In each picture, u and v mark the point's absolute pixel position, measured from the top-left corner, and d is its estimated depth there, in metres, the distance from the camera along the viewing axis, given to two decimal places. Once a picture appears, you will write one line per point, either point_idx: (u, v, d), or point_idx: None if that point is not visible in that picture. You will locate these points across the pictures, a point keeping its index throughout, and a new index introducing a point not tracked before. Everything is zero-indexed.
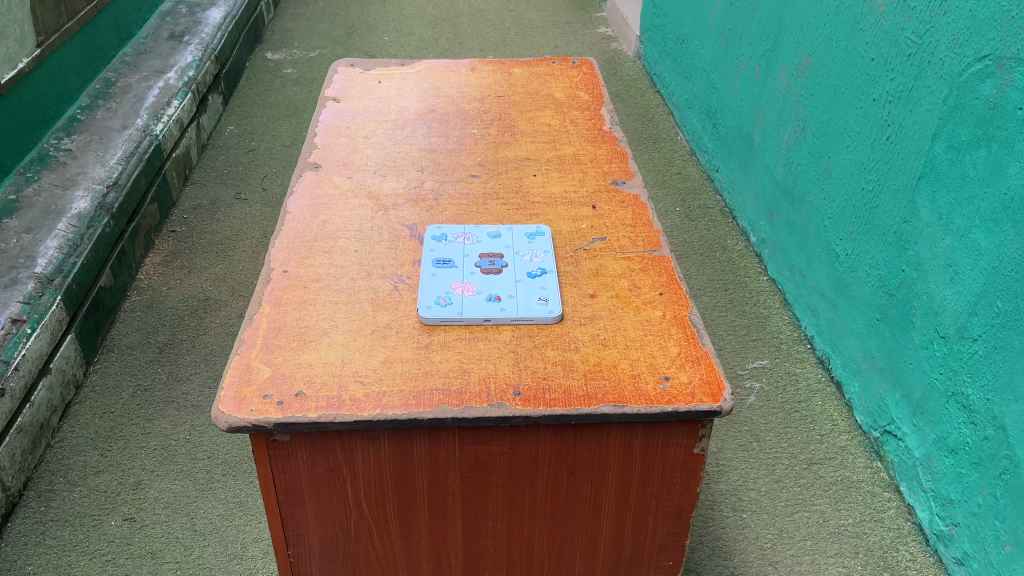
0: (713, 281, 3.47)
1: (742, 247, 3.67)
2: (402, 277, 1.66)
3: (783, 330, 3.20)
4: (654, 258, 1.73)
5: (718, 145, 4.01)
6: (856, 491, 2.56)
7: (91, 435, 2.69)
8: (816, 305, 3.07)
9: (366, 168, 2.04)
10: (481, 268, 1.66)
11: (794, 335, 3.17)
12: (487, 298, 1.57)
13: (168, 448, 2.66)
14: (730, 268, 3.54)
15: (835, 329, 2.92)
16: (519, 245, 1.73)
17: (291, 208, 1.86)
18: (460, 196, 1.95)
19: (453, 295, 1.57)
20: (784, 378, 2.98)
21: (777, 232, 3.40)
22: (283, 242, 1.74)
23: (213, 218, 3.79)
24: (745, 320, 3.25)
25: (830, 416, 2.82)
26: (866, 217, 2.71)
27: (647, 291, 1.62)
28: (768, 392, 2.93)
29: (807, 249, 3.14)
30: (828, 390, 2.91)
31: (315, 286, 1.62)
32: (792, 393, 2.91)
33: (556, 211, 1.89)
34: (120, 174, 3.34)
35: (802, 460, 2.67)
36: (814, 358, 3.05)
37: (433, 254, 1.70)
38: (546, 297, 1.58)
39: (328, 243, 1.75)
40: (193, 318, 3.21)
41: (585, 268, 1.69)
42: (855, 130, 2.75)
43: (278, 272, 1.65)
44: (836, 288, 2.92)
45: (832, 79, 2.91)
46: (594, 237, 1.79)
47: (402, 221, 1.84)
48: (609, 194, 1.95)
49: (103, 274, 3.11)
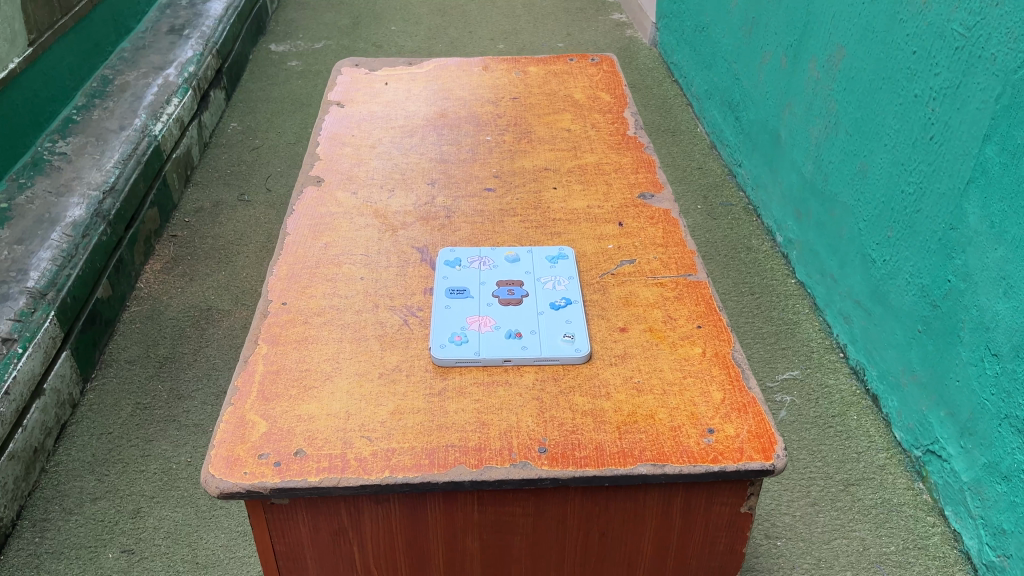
0: (739, 284, 3.31)
1: (768, 247, 3.50)
2: (411, 309, 1.51)
3: (813, 337, 3.04)
4: (689, 283, 1.57)
5: (740, 140, 3.84)
6: (897, 515, 2.41)
7: (88, 458, 2.56)
8: (850, 313, 2.90)
9: (372, 182, 1.88)
10: (499, 299, 1.50)
11: (825, 343, 3.01)
12: (507, 335, 1.41)
13: (168, 472, 2.53)
14: (756, 270, 3.38)
15: (871, 339, 2.76)
16: (540, 270, 1.58)
17: (290, 230, 1.71)
18: (474, 212, 1.79)
19: (469, 332, 1.42)
20: (816, 391, 2.82)
21: (806, 233, 3.23)
22: (281, 270, 1.59)
23: (215, 220, 3.65)
24: (774, 328, 3.09)
25: (867, 432, 2.66)
26: (906, 221, 2.54)
27: (684, 323, 1.46)
28: (799, 406, 2.77)
29: (839, 253, 2.97)
30: (864, 404, 2.75)
31: (316, 321, 1.47)
32: (826, 407, 2.75)
33: (579, 229, 1.73)
34: (119, 178, 3.19)
35: (838, 481, 2.51)
36: (847, 368, 2.89)
37: (446, 282, 1.54)
38: (573, 332, 1.42)
39: (331, 270, 1.60)
40: (195, 329, 3.08)
41: (614, 295, 1.54)
42: (892, 128, 2.58)
43: (277, 305, 1.50)
44: (871, 295, 2.75)
45: (867, 73, 2.73)
46: (622, 260, 1.63)
47: (412, 243, 1.69)
48: (636, 209, 1.79)
49: (100, 285, 2.97)
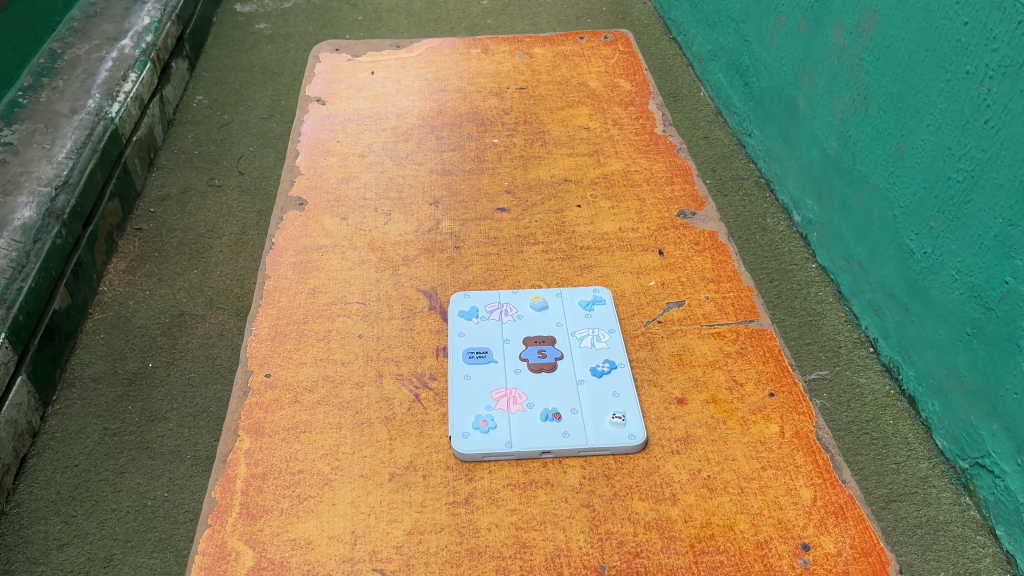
0: (757, 266, 1.81)
1: (783, 224, 1.93)
2: (423, 376, 1.25)
3: (843, 318, 1.66)
4: (751, 333, 1.32)
5: (746, 98, 2.12)
6: (913, 560, 1.26)
7: (51, 497, 1.36)
8: (890, 300, 1.54)
9: (364, 203, 1.60)
10: (529, 363, 1.24)
11: (856, 337, 1.62)
12: (544, 416, 1.15)
13: (142, 509, 1.34)
14: (772, 247, 1.85)
15: (912, 338, 1.48)
16: (574, 321, 1.32)
17: (271, 273, 1.44)
18: (487, 239, 1.52)
19: (497, 414, 1.16)
20: (845, 393, 1.52)
21: (827, 213, 1.76)
22: (262, 329, 1.33)
23: (185, 209, 1.99)
24: (797, 321, 1.69)
25: (901, 441, 1.43)
26: (949, 205, 1.37)
27: (753, 390, 1.22)
28: (830, 412, 1.49)
29: (873, 239, 1.59)
30: (902, 407, 1.47)
31: (309, 399, 1.21)
32: (856, 402, 1.50)
33: (612, 260, 1.47)
34: (75, 173, 1.77)
35: (879, 497, 1.36)
36: (878, 364, 1.56)
37: (462, 341, 1.28)
38: (623, 410, 1.17)
39: (323, 326, 1.34)
40: (166, 335, 1.66)
41: (665, 352, 1.28)
42: (921, 95, 1.43)
43: (259, 379, 1.24)
44: (904, 288, 1.50)
45: (898, 29, 1.50)
46: (668, 302, 1.38)
47: (417, 283, 1.42)
48: (677, 231, 1.53)
49: (56, 294, 1.60)
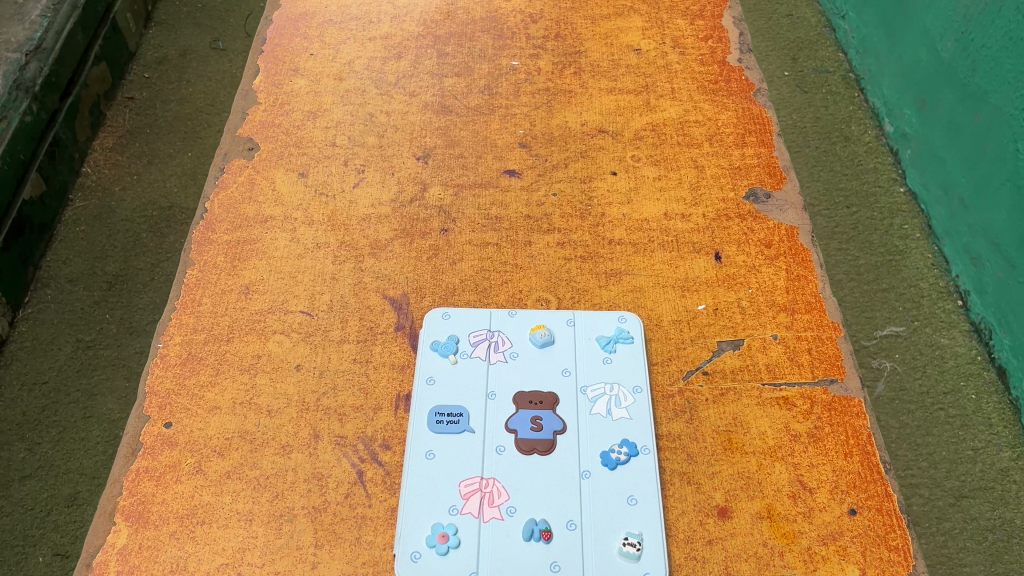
0: (827, 184, 1.32)
1: (873, 134, 1.36)
2: (373, 443, 0.92)
3: (925, 255, 1.23)
4: (830, 403, 0.95)
5: None
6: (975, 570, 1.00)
7: (16, 419, 1.12)
8: (989, 245, 1.14)
9: (331, 153, 1.22)
10: (517, 437, 0.90)
11: (940, 286, 1.20)
12: (527, 535, 0.83)
13: (113, 442, 1.12)
14: (852, 158, 1.34)
15: (1015, 295, 1.09)
16: (586, 368, 0.96)
17: (195, 258, 1.09)
18: (485, 219, 1.14)
19: (463, 526, 0.84)
20: (921, 355, 1.15)
21: (929, 130, 1.25)
22: (171, 349, 1.00)
23: (182, 77, 1.48)
24: (878, 262, 1.23)
25: (981, 421, 1.10)
26: None
27: (826, 503, 0.87)
28: (898, 382, 1.14)
29: (983, 174, 1.15)
30: (987, 379, 1.12)
31: (216, 469, 0.90)
32: (929, 366, 1.14)
33: (650, 264, 1.09)
34: (49, 36, 1.26)
35: (947, 492, 1.06)
36: (966, 322, 1.17)
37: (430, 392, 0.94)
38: (640, 530, 0.84)
39: (251, 348, 1.00)
40: (153, 234, 1.30)
41: (708, 428, 0.93)
42: None
43: (155, 430, 0.93)
44: (1010, 239, 1.10)
45: None
46: (720, 340, 1.01)
47: (383, 284, 1.06)
48: (742, 225, 1.13)
49: (27, 181, 1.20)
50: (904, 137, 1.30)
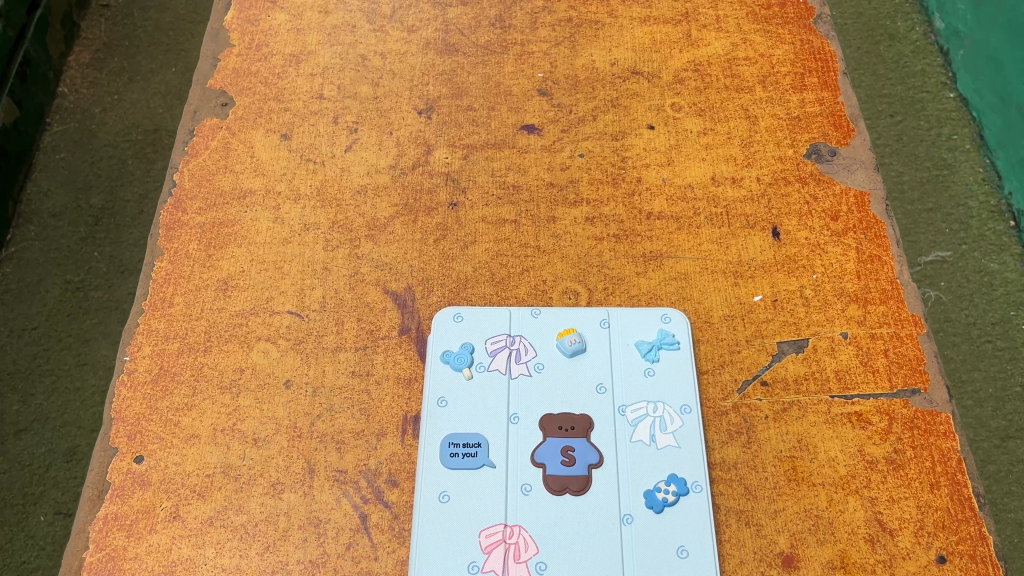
0: (870, 92, 1.20)
1: (921, 31, 1.22)
2: (377, 479, 0.79)
3: (976, 170, 1.13)
4: (911, 419, 0.81)
5: None
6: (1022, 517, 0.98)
7: (8, 368, 1.07)
8: None
9: (317, 108, 1.04)
10: (545, 473, 0.77)
11: (991, 205, 1.11)
12: None
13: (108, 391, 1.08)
14: (898, 60, 1.21)
15: None
16: (624, 381, 0.82)
17: (164, 247, 0.93)
18: (500, 189, 0.97)
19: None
20: (968, 282, 1.08)
21: (985, 28, 1.14)
22: (139, 364, 0.86)
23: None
24: (924, 177, 1.14)
25: None
26: None
27: (910, 549, 0.75)
28: (943, 314, 1.07)
29: None
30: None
31: (196, 516, 0.77)
32: (978, 293, 1.07)
33: (697, 244, 0.92)
34: None
35: (991, 432, 1.01)
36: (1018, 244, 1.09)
37: (442, 417, 0.80)
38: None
39: (231, 360, 0.86)
40: (138, 160, 1.20)
41: (769, 454, 0.80)
42: None
43: (124, 467, 0.80)
44: None
45: None
46: (781, 340, 0.86)
47: (383, 275, 0.91)
48: (803, 191, 0.96)
49: None
50: (958, 35, 1.18)
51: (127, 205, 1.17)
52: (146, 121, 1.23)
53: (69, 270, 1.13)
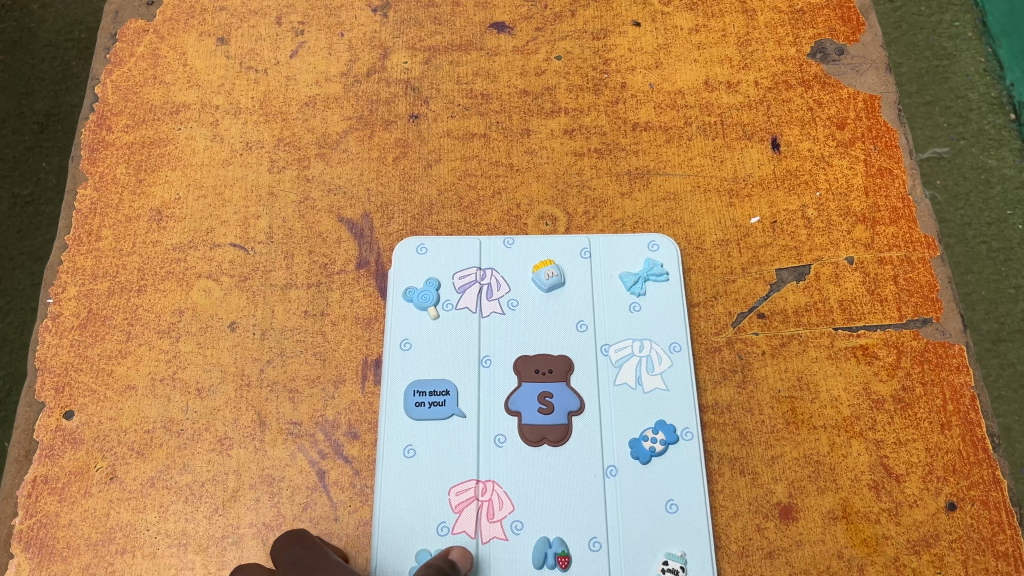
0: None
1: None
2: (336, 432, 0.71)
3: (978, 59, 0.90)
4: (922, 352, 0.74)
5: None
6: (1011, 425, 0.74)
7: None
8: None
9: (258, 6, 0.91)
10: (521, 422, 0.69)
11: (993, 96, 0.88)
12: (539, 562, 0.64)
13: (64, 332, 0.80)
14: None
15: None
16: (607, 318, 0.73)
17: (88, 171, 0.83)
18: (467, 99, 0.86)
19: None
20: (965, 179, 0.84)
21: None
22: (66, 307, 0.76)
23: None
24: (924, 68, 0.89)
25: None
26: None
27: (918, 495, 0.69)
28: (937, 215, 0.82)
29: None
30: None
31: (135, 477, 0.70)
32: (974, 192, 0.83)
33: (688, 159, 0.83)
34: None
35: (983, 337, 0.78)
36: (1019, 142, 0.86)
37: (406, 362, 0.72)
38: (682, 550, 0.65)
39: (170, 300, 0.77)
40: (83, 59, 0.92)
41: (766, 395, 0.73)
42: None
43: (53, 424, 0.72)
44: None
45: None
46: (780, 268, 0.78)
47: (337, 200, 0.81)
48: (806, 96, 0.86)
49: None
50: None
51: (77, 110, 0.90)
52: (93, 16, 0.94)
53: (13, 184, 0.87)
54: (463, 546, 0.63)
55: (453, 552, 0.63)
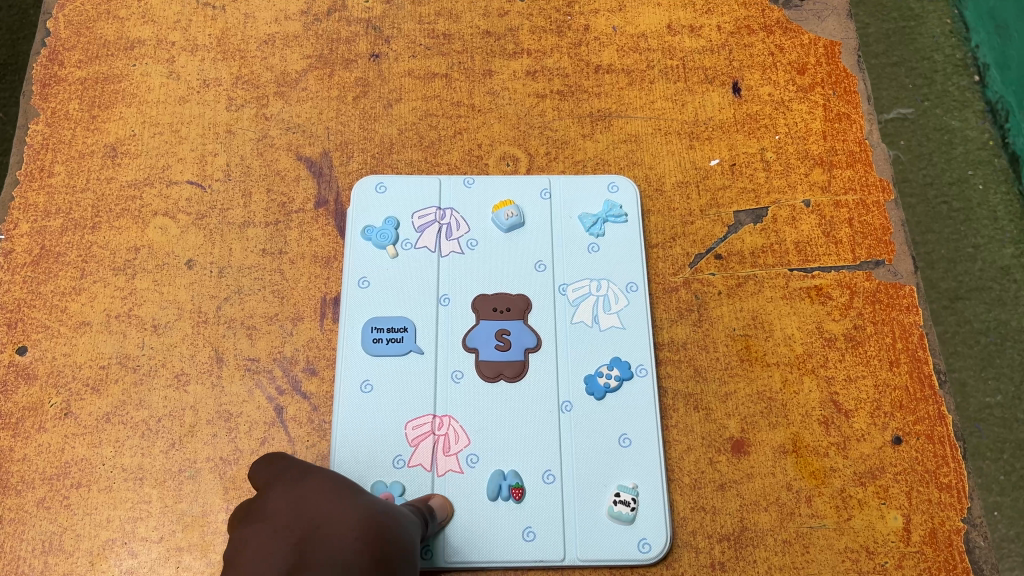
0: None
1: None
2: (294, 368, 0.71)
3: (944, 21, 0.91)
4: (874, 293, 0.75)
5: None
6: (965, 379, 0.77)
7: None
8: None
9: None
10: (478, 358, 0.69)
11: (958, 58, 0.89)
12: (493, 494, 0.65)
13: None
14: None
15: None
16: (565, 258, 0.74)
17: (40, 106, 0.81)
18: (429, 39, 0.85)
19: (411, 485, 0.65)
20: (928, 141, 0.85)
21: None
22: (19, 243, 0.75)
23: None
24: (891, 29, 0.90)
25: (986, 216, 0.82)
26: None
27: (865, 430, 0.70)
28: (899, 174, 0.83)
29: None
30: (1000, 168, 0.84)
31: (91, 412, 0.69)
32: (936, 153, 0.85)
33: (648, 102, 0.83)
34: None
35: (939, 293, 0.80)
36: (982, 102, 0.87)
37: (363, 298, 0.71)
38: (634, 482, 0.66)
39: (125, 237, 0.76)
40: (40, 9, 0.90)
41: (721, 333, 0.73)
42: None
43: (6, 360, 0.71)
44: None
45: None
46: (737, 210, 0.78)
47: (296, 139, 0.80)
48: (768, 41, 0.86)
49: None
50: None
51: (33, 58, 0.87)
52: None
53: None
54: (445, 498, 0.64)
55: (433, 500, 0.63)
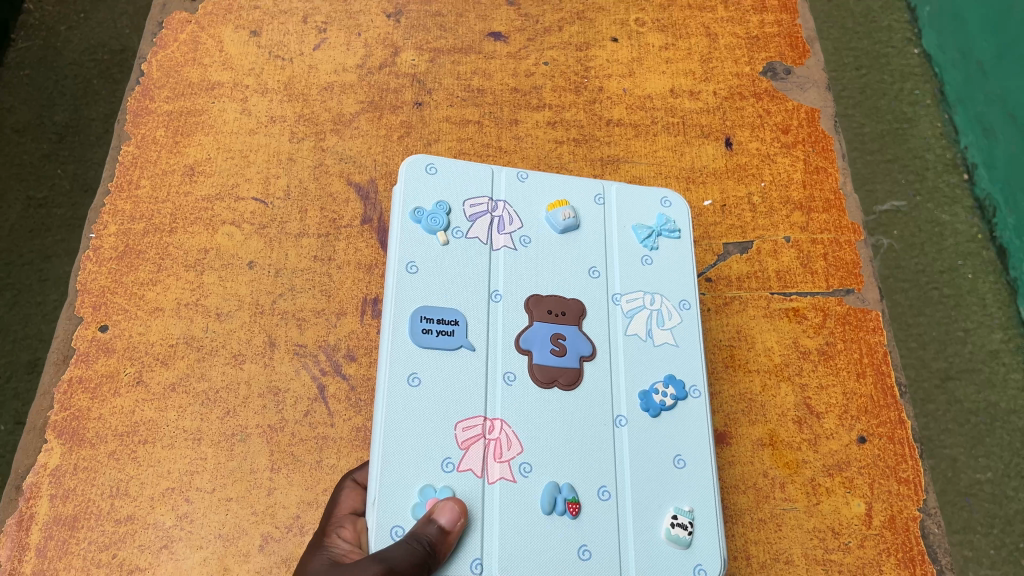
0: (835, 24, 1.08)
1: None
2: (336, 354, 0.82)
3: (934, 125, 1.02)
4: (845, 316, 0.86)
5: None
6: (956, 454, 0.84)
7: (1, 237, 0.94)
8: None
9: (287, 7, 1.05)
10: (532, 361, 0.64)
11: (948, 157, 1.00)
12: (549, 507, 0.59)
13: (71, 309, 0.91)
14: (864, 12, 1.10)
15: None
16: (619, 271, 0.70)
17: (131, 132, 0.95)
18: (465, 92, 0.99)
19: (463, 493, 0.58)
20: (920, 232, 0.96)
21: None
22: (106, 241, 0.88)
23: None
24: (885, 129, 1.02)
25: (974, 301, 0.92)
26: None
27: (833, 429, 0.80)
28: (893, 263, 0.93)
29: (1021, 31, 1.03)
30: (987, 259, 0.94)
31: (159, 382, 0.80)
32: (927, 244, 0.95)
33: (652, 150, 0.96)
34: None
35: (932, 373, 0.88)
36: (970, 198, 0.98)
37: (413, 283, 0.63)
38: (690, 506, 0.63)
39: (196, 241, 0.88)
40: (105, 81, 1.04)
41: (710, 342, 0.84)
42: None
43: (89, 335, 0.82)
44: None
45: None
46: (727, 242, 0.90)
47: (347, 168, 0.93)
48: (757, 106, 1.00)
49: None
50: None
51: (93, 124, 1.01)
52: (116, 41, 1.07)
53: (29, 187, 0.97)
54: (454, 504, 0.55)
55: (442, 517, 0.54)
